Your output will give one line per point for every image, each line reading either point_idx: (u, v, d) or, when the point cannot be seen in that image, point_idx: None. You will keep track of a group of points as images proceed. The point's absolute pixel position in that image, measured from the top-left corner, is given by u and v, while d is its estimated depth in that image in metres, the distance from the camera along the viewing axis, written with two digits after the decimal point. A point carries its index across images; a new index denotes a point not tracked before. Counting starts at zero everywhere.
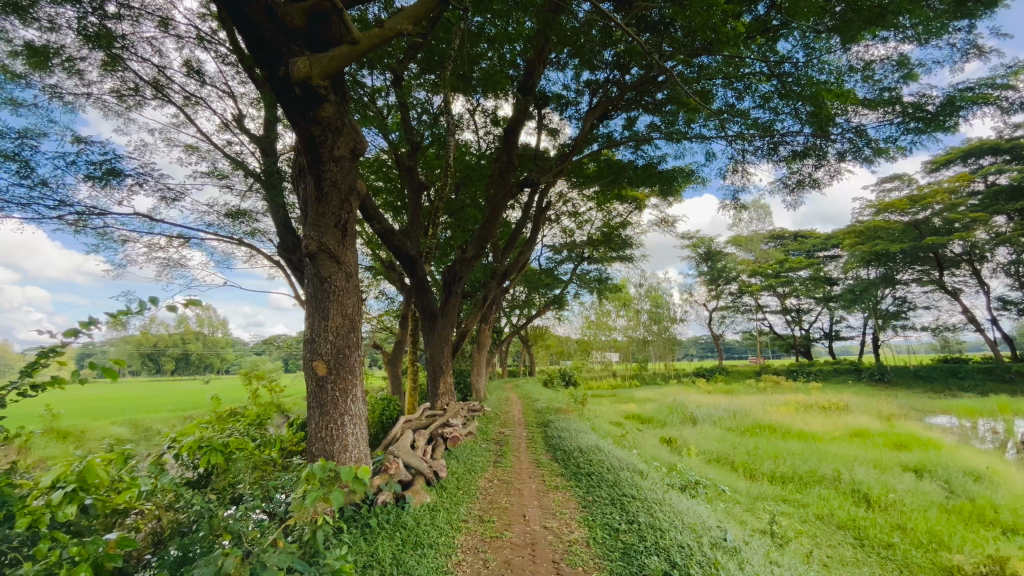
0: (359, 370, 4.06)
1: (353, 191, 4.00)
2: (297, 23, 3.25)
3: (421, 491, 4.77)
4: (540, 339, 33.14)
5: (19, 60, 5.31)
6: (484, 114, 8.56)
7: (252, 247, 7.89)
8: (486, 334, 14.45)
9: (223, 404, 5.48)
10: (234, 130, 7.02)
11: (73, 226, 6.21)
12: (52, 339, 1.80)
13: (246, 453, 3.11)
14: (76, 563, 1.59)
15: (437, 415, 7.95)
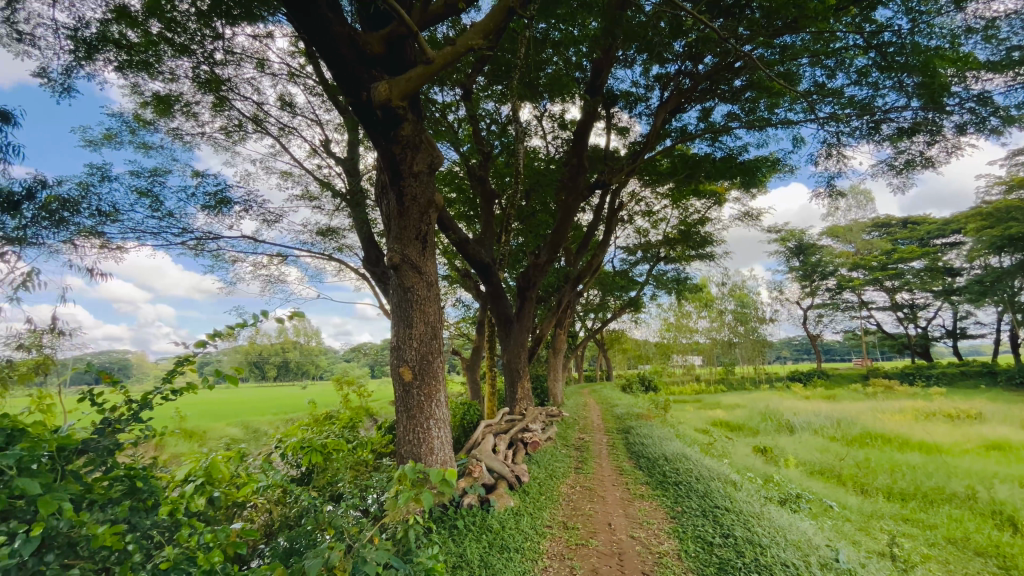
0: (442, 375, 4.21)
1: (432, 204, 4.18)
2: (376, 51, 3.50)
3: (505, 494, 4.83)
4: (616, 343, 32.31)
5: (150, 109, 6.16)
6: (551, 119, 8.60)
7: (340, 262, 8.49)
8: (561, 339, 14.36)
9: (319, 408, 5.91)
10: (322, 155, 7.63)
11: (193, 250, 7.05)
12: (184, 349, 2.10)
13: (342, 454, 3.34)
14: (209, 548, 1.79)
15: (517, 420, 8.00)
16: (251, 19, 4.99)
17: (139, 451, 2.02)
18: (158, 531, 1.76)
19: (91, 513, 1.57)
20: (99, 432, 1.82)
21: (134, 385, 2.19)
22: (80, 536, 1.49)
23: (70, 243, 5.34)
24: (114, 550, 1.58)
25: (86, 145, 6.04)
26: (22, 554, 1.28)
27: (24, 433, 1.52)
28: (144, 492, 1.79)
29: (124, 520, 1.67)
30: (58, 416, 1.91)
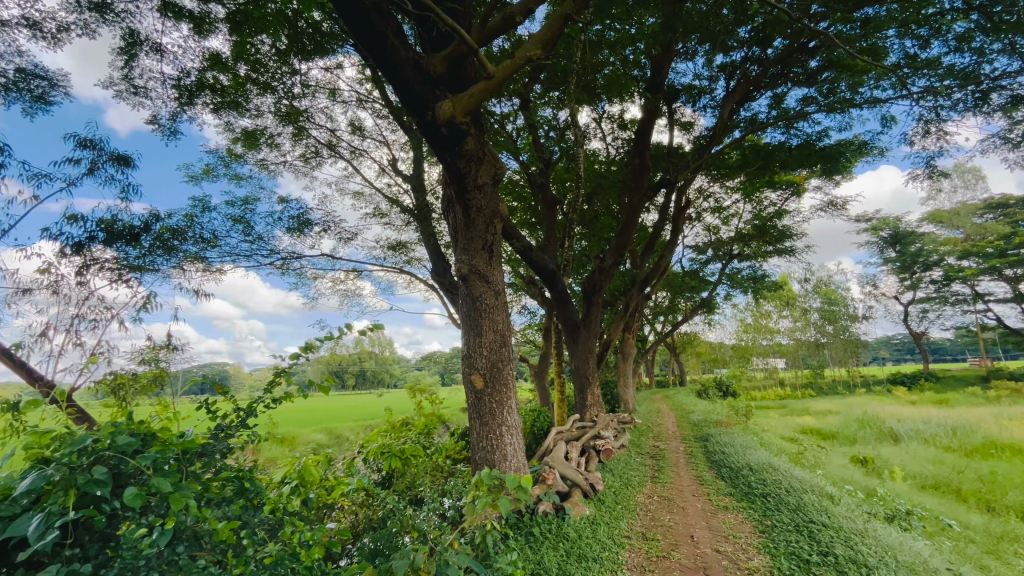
0: (512, 382, 4.24)
1: (497, 214, 4.25)
2: (439, 71, 3.67)
3: (580, 502, 4.76)
4: (688, 347, 30.89)
5: (240, 144, 6.82)
6: (611, 120, 8.48)
7: (409, 274, 8.85)
8: (630, 344, 13.99)
9: (395, 415, 6.16)
10: (390, 173, 8.03)
11: (280, 269, 7.67)
12: (281, 361, 2.33)
13: (419, 460, 3.46)
14: (308, 546, 1.93)
15: (588, 426, 7.88)
16: (323, 53, 5.40)
17: (244, 454, 2.23)
18: (264, 528, 1.94)
19: (211, 510, 1.76)
20: (214, 438, 2.04)
21: (240, 392, 2.44)
22: (203, 530, 1.69)
23: (178, 268, 6.00)
24: (230, 544, 1.76)
25: (189, 180, 6.78)
26: (159, 545, 1.47)
27: (154, 437, 1.75)
28: (251, 492, 1.98)
29: (237, 517, 1.87)
30: (180, 421, 2.16)
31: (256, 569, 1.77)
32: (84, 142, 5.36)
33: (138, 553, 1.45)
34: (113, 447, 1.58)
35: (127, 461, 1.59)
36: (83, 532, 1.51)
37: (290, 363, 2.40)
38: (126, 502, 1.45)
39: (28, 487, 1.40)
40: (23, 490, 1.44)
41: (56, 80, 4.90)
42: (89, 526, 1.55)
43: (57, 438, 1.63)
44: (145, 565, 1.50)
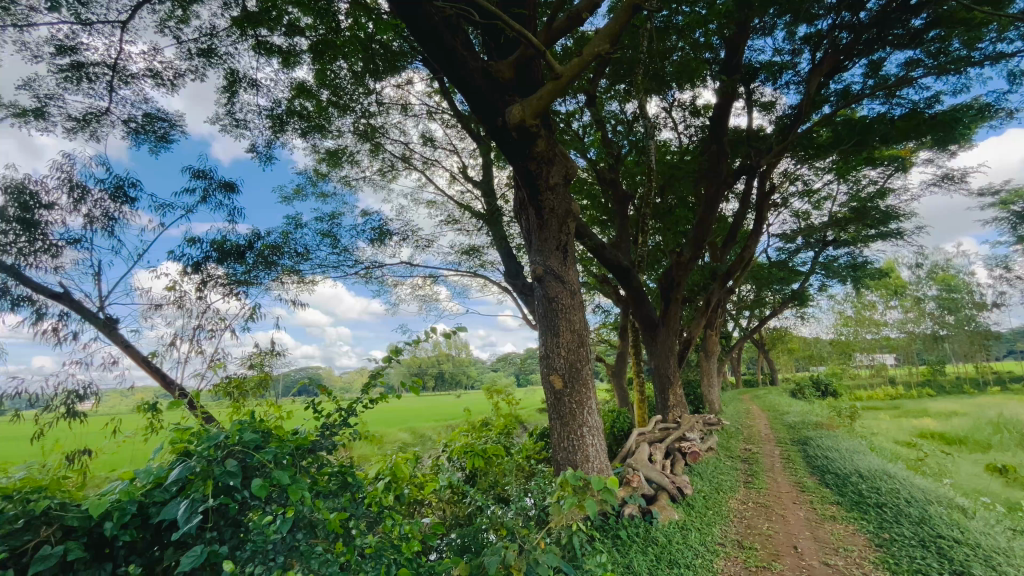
0: (592, 382, 4.18)
1: (570, 214, 4.24)
2: (507, 76, 3.76)
3: (667, 506, 4.59)
4: (779, 343, 28.61)
5: (324, 164, 7.37)
6: (682, 108, 8.12)
7: (483, 277, 9.04)
8: (713, 341, 13.24)
9: (474, 415, 6.31)
10: (461, 180, 8.26)
11: (363, 278, 8.15)
12: (375, 363, 2.52)
13: (501, 459, 3.51)
14: (407, 539, 2.05)
15: (672, 427, 7.56)
16: (394, 71, 5.68)
17: (346, 450, 2.43)
18: (366, 520, 2.08)
19: (322, 501, 1.94)
20: (321, 435, 2.25)
21: (338, 392, 2.67)
22: (317, 519, 1.86)
23: (277, 280, 6.58)
24: (340, 534, 1.91)
25: (283, 201, 7.44)
26: (282, 531, 1.65)
27: (271, 434, 1.95)
28: (354, 486, 2.14)
29: (345, 509, 2.02)
30: (291, 419, 2.40)
31: (362, 557, 1.92)
32: (197, 173, 6.07)
33: (266, 538, 1.64)
34: (241, 443, 1.80)
35: (253, 454, 1.81)
36: (217, 518, 1.76)
37: (383, 365, 2.62)
38: (253, 492, 1.66)
39: (176, 476, 1.64)
40: (174, 478, 1.69)
41: (174, 121, 5.59)
42: (224, 512, 1.77)
43: (196, 433, 1.88)
44: (272, 548, 1.71)
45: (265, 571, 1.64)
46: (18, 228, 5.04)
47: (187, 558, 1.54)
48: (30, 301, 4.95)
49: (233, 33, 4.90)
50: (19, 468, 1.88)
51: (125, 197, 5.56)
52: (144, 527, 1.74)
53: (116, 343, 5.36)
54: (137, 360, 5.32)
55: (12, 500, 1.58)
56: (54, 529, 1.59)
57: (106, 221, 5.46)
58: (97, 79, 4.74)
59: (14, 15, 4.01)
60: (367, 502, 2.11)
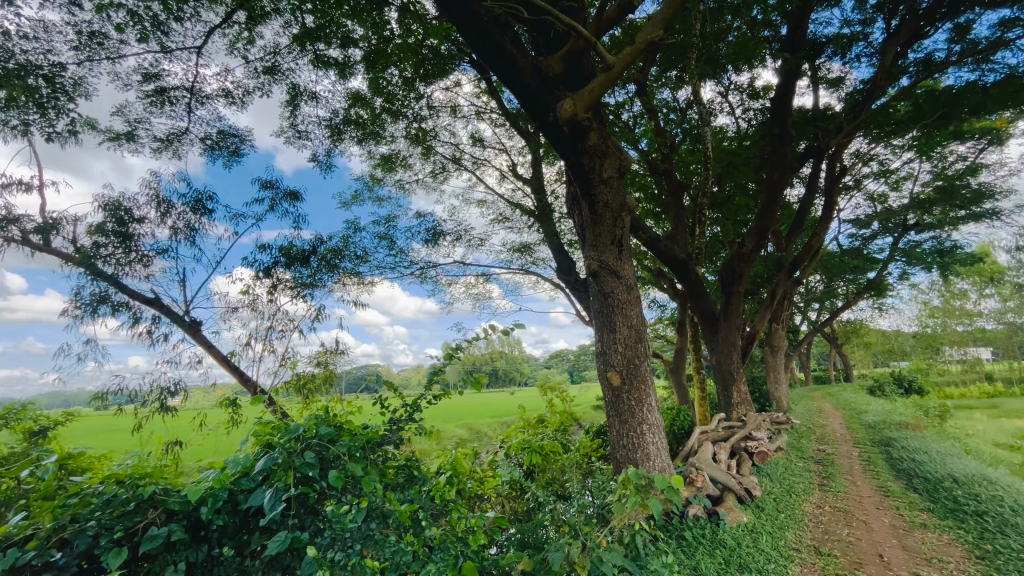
0: (651, 379, 4.09)
1: (625, 207, 4.15)
2: (557, 71, 3.71)
3: (735, 508, 4.41)
4: (854, 337, 26.56)
5: (380, 169, 7.65)
6: (740, 91, 7.74)
7: (534, 275, 9.04)
8: (779, 335, 12.53)
9: (529, 412, 6.34)
10: (510, 178, 8.30)
11: (419, 278, 8.38)
12: (439, 360, 2.63)
13: (558, 456, 3.51)
14: (472, 530, 2.12)
15: (736, 425, 7.23)
16: (443, 74, 5.79)
17: (410, 443, 2.53)
18: (433, 511, 2.17)
19: (392, 493, 2.05)
20: (389, 429, 2.37)
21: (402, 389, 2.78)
22: (389, 510, 1.96)
23: (340, 282, 6.90)
24: (409, 524, 2.01)
25: (343, 207, 7.80)
26: (357, 520, 1.77)
27: (343, 428, 2.08)
28: (419, 479, 2.25)
29: (414, 501, 2.13)
30: (361, 413, 2.54)
31: (429, 548, 2.00)
32: (266, 184, 6.49)
33: (344, 526, 1.76)
34: (318, 436, 1.93)
35: (328, 447, 1.94)
36: (298, 506, 1.89)
37: (443, 363, 2.72)
38: (329, 483, 1.78)
39: (262, 466, 1.78)
40: (260, 469, 1.83)
41: (243, 137, 6.00)
42: (304, 501, 1.90)
43: (277, 427, 2.03)
44: (349, 536, 1.82)
45: (344, 557, 1.75)
46: (115, 241, 5.61)
47: (274, 543, 1.68)
48: (128, 306, 5.49)
49: (294, 50, 5.19)
50: (127, 456, 2.10)
51: (204, 210, 6.04)
52: (235, 513, 1.88)
53: (201, 343, 5.85)
54: (218, 359, 5.77)
55: (124, 486, 1.77)
56: (159, 512, 1.77)
57: (188, 232, 5.95)
58: (177, 101, 5.16)
59: (108, 49, 4.45)
60: (432, 495, 2.20)
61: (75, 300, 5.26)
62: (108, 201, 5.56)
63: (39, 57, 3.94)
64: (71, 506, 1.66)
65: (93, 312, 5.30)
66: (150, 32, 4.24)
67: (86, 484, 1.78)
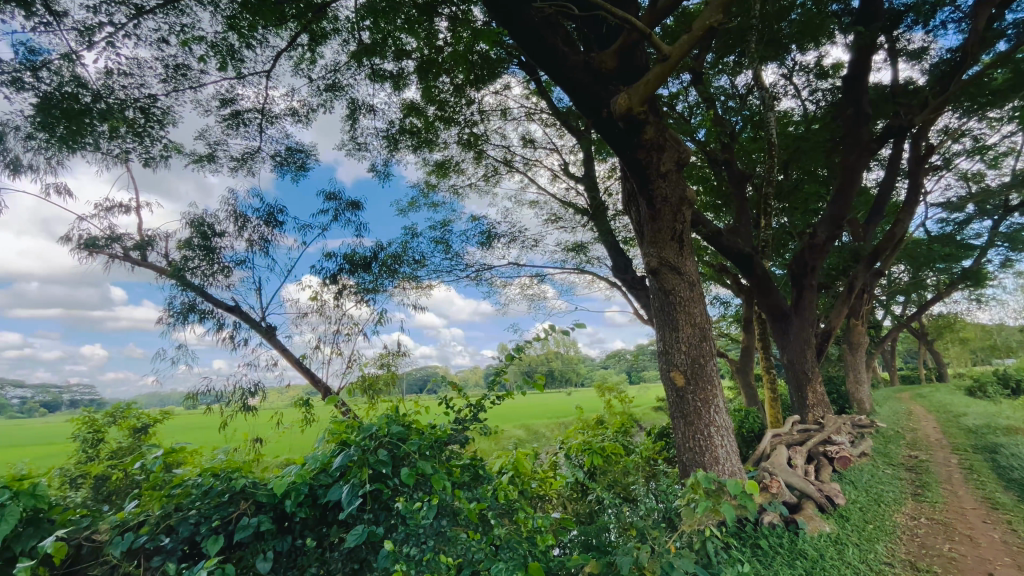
0: (717, 380, 3.92)
1: (685, 201, 4.02)
2: (610, 65, 3.65)
3: (815, 517, 4.13)
4: (947, 332, 24.04)
5: (434, 175, 7.87)
6: (806, 72, 7.26)
7: (588, 273, 8.91)
8: (859, 332, 11.60)
9: (587, 413, 6.26)
10: (562, 177, 8.25)
11: (474, 280, 8.51)
12: (502, 359, 2.69)
13: (619, 458, 3.43)
14: (539, 530, 2.15)
15: (813, 428, 6.76)
16: (493, 77, 5.86)
17: (474, 443, 2.59)
18: (501, 511, 2.21)
19: (462, 492, 2.12)
20: (455, 429, 2.44)
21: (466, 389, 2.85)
22: (458, 508, 2.02)
23: (399, 286, 7.15)
24: (477, 523, 2.06)
25: (400, 214, 8.09)
26: (428, 517, 1.85)
27: (411, 428, 2.18)
28: (484, 478, 2.30)
29: (483, 500, 2.18)
30: (427, 413, 2.63)
31: (496, 547, 2.03)
32: (330, 196, 6.85)
33: (416, 522, 1.85)
34: (390, 435, 2.04)
35: (399, 445, 2.04)
36: (372, 502, 1.98)
37: (505, 364, 2.77)
38: (402, 480, 1.87)
39: (339, 463, 1.90)
40: (337, 465, 1.94)
41: (309, 152, 6.36)
42: (378, 497, 1.99)
43: (351, 425, 2.15)
44: (422, 532, 1.88)
45: (419, 552, 1.82)
46: (201, 254, 6.13)
47: (353, 536, 1.80)
48: (212, 314, 5.98)
49: (352, 66, 5.44)
50: (218, 451, 2.29)
51: (276, 222, 6.47)
52: (314, 507, 2.00)
53: (276, 347, 6.26)
54: (291, 361, 6.15)
55: (219, 478, 1.94)
56: (249, 503, 1.91)
57: (262, 244, 6.40)
58: (250, 123, 5.56)
59: (190, 78, 4.87)
60: (497, 494, 2.24)
61: (168, 309, 5.79)
62: (194, 218, 6.09)
63: (134, 90, 4.37)
64: (175, 496, 1.84)
65: (183, 319, 5.82)
66: (226, 61, 4.59)
67: (186, 476, 1.96)
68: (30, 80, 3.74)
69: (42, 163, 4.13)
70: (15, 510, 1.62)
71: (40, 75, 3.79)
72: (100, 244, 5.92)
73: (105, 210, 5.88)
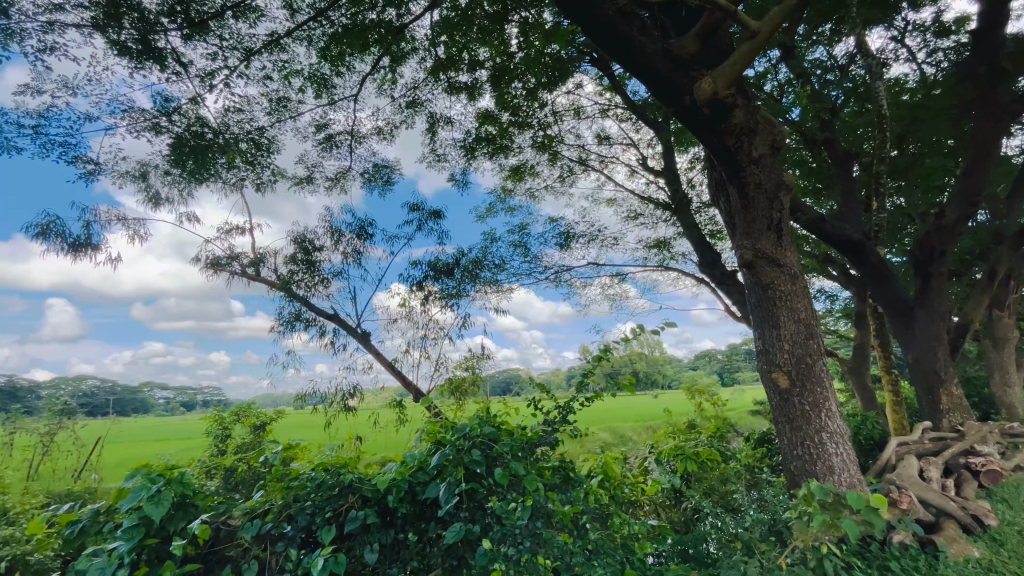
0: (828, 381, 3.56)
1: (782, 187, 3.72)
2: (691, 50, 3.46)
3: (959, 539, 3.59)
4: None
5: (510, 180, 7.98)
6: (922, 31, 6.40)
7: (673, 270, 8.52)
8: (1005, 325, 9.94)
9: (677, 416, 5.97)
10: (641, 172, 7.98)
11: (553, 282, 8.49)
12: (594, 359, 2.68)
13: (717, 466, 3.22)
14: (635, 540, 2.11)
15: (950, 437, 5.89)
16: (566, 76, 5.81)
17: (563, 445, 2.59)
18: (596, 515, 2.19)
19: (558, 495, 2.13)
20: (545, 430, 2.45)
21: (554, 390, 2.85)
22: (553, 510, 2.03)
23: (481, 291, 7.33)
24: (575, 525, 2.06)
25: (480, 220, 8.31)
26: (524, 518, 1.87)
27: (502, 430, 2.22)
28: (575, 481, 2.28)
29: (578, 504, 2.15)
30: (516, 414, 2.66)
31: (592, 552, 2.01)
32: (414, 207, 7.20)
33: (513, 522, 1.87)
34: (483, 435, 2.11)
35: (492, 445, 2.09)
36: (468, 501, 2.03)
37: (594, 366, 2.75)
38: (498, 479, 1.94)
39: (436, 461, 1.99)
40: (434, 464, 2.04)
41: (393, 167, 6.75)
42: (476, 498, 2.04)
43: (445, 426, 2.24)
44: (519, 532, 1.89)
45: (517, 553, 1.83)
46: (304, 268, 6.73)
47: (451, 533, 1.86)
48: (315, 322, 6.53)
49: (430, 82, 5.68)
50: (326, 447, 2.48)
51: (367, 235, 6.93)
52: (414, 503, 2.09)
53: (371, 351, 6.69)
54: (385, 365, 6.54)
55: (329, 473, 2.10)
56: (356, 498, 2.05)
57: (355, 256, 6.89)
58: (342, 144, 6.02)
59: (290, 109, 5.38)
60: (590, 498, 2.22)
61: (278, 318, 6.42)
62: (297, 236, 6.71)
63: (246, 125, 4.92)
64: (293, 488, 2.03)
65: (291, 327, 6.41)
66: (320, 90, 5.02)
67: (302, 470, 2.15)
68: (166, 124, 4.36)
69: (176, 195, 4.78)
70: (168, 495, 1.87)
71: (173, 119, 4.40)
72: (223, 262, 6.71)
73: (226, 233, 6.66)
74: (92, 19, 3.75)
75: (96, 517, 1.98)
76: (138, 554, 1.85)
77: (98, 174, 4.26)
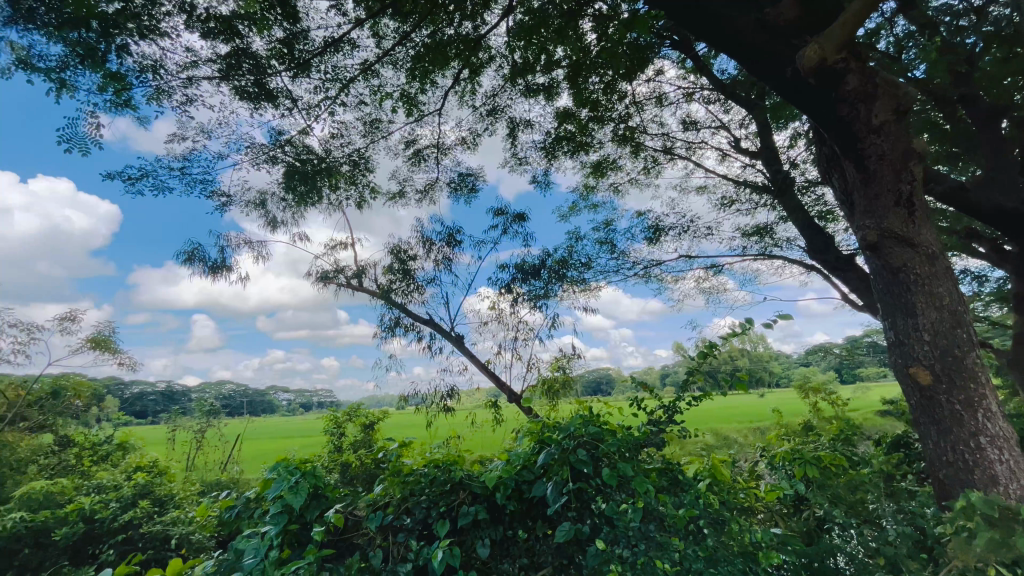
0: (984, 377, 3.06)
1: (912, 155, 3.27)
2: (791, 16, 3.18)
3: None
4: None
5: (592, 177, 7.85)
6: None
7: (776, 258, 7.83)
8: None
9: (790, 417, 5.47)
10: (733, 155, 7.44)
11: (642, 277, 8.21)
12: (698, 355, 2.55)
13: (844, 472, 2.90)
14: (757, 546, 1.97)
15: None
16: (645, 64, 5.61)
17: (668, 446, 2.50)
18: (711, 520, 2.08)
19: (669, 498, 2.05)
20: (651, 430, 2.36)
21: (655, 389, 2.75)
22: (664, 514, 1.96)
23: (568, 290, 7.29)
24: (688, 529, 1.97)
25: (563, 219, 8.27)
26: (636, 518, 1.84)
27: (606, 429, 2.20)
28: (684, 483, 2.18)
29: (692, 507, 2.06)
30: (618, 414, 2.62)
31: (710, 558, 1.91)
32: (498, 212, 7.37)
33: (626, 523, 1.85)
34: (588, 433, 2.12)
35: (597, 446, 2.08)
36: (575, 500, 2.03)
37: (698, 364, 2.62)
38: (606, 480, 1.91)
39: (543, 460, 2.02)
40: (541, 463, 2.06)
41: (477, 175, 6.96)
42: (584, 498, 2.03)
43: (548, 425, 2.27)
44: (632, 534, 1.85)
45: (632, 555, 1.80)
46: (400, 277, 7.16)
47: (562, 531, 1.87)
48: (412, 327, 6.93)
49: (508, 88, 5.80)
50: (434, 445, 2.61)
51: (455, 242, 7.21)
52: (521, 501, 2.14)
53: (465, 353, 6.95)
54: (478, 366, 6.76)
55: (440, 469, 2.22)
56: (466, 493, 2.16)
57: (446, 263, 7.20)
58: (429, 157, 6.33)
59: (381, 130, 5.77)
60: (703, 501, 2.11)
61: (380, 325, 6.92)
62: (393, 247, 7.17)
63: (345, 148, 5.36)
64: (409, 481, 2.18)
65: (391, 333, 6.87)
66: (409, 109, 5.34)
67: (415, 466, 2.29)
68: (280, 155, 4.86)
69: (291, 217, 5.34)
70: (304, 485, 2.09)
71: (285, 150, 4.88)
72: (331, 276, 7.38)
73: (332, 249, 7.31)
74: (219, 71, 4.33)
75: (248, 503, 2.26)
76: (284, 536, 2.09)
77: (229, 205, 4.90)
